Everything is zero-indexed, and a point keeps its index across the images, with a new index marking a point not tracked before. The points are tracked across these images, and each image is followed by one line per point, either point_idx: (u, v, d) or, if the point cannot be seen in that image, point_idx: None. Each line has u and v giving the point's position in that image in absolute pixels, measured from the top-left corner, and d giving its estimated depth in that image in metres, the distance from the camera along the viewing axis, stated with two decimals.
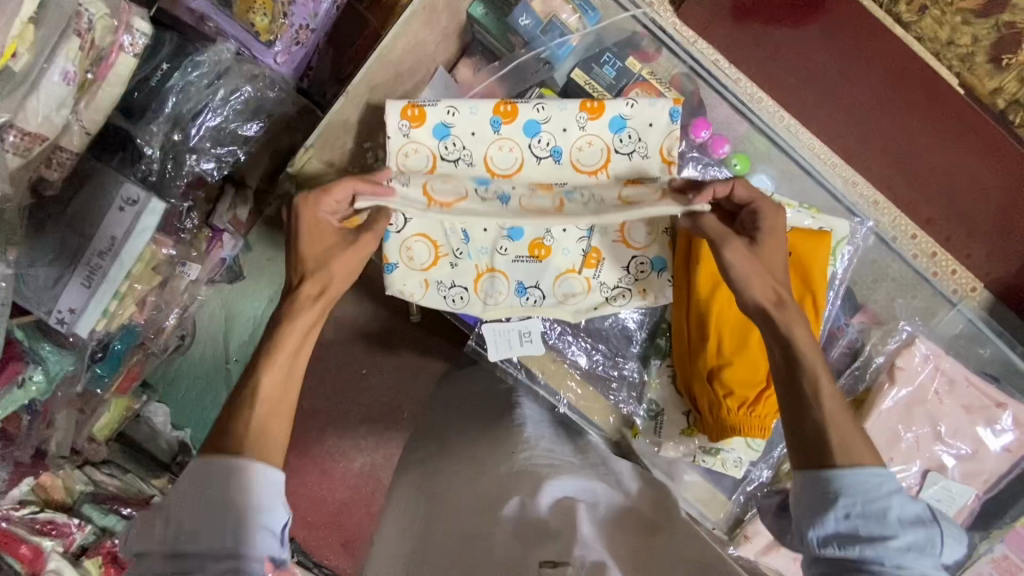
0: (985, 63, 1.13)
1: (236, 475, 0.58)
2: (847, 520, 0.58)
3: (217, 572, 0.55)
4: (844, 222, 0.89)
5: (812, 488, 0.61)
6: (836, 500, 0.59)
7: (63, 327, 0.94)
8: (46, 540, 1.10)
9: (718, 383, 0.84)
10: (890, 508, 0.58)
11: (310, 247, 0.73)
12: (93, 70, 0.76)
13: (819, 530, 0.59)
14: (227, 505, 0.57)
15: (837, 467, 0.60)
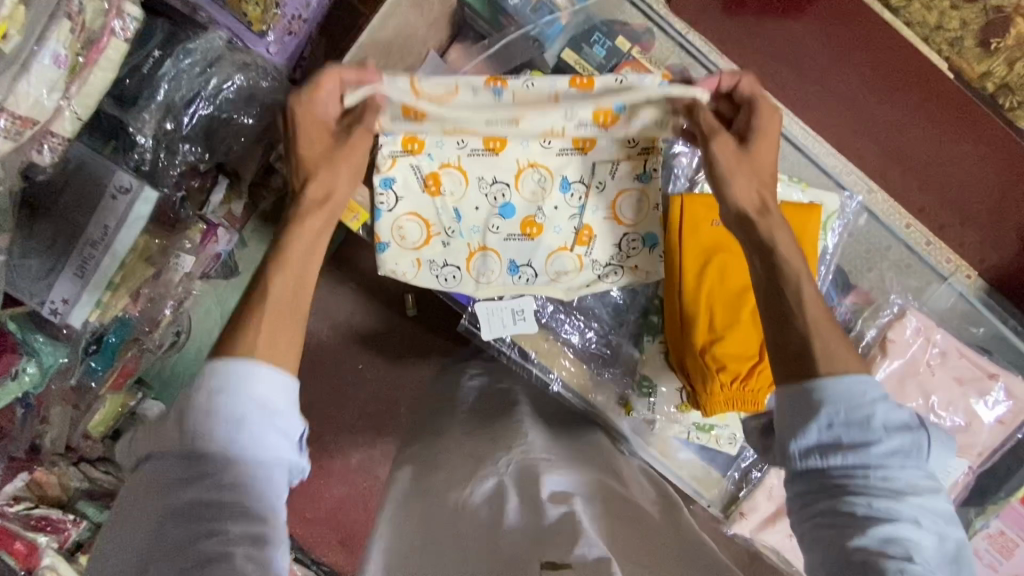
0: (974, 47, 1.13)
1: (245, 379, 0.57)
2: (830, 430, 0.58)
3: (240, 477, 0.55)
4: (834, 196, 0.90)
5: (797, 400, 0.61)
6: (820, 411, 0.59)
7: (57, 317, 0.94)
8: (41, 536, 1.12)
9: (709, 357, 0.83)
10: (874, 415, 0.58)
11: (309, 148, 0.71)
12: (84, 54, 0.76)
13: (802, 443, 0.59)
14: (240, 410, 0.56)
15: (820, 378, 0.60)
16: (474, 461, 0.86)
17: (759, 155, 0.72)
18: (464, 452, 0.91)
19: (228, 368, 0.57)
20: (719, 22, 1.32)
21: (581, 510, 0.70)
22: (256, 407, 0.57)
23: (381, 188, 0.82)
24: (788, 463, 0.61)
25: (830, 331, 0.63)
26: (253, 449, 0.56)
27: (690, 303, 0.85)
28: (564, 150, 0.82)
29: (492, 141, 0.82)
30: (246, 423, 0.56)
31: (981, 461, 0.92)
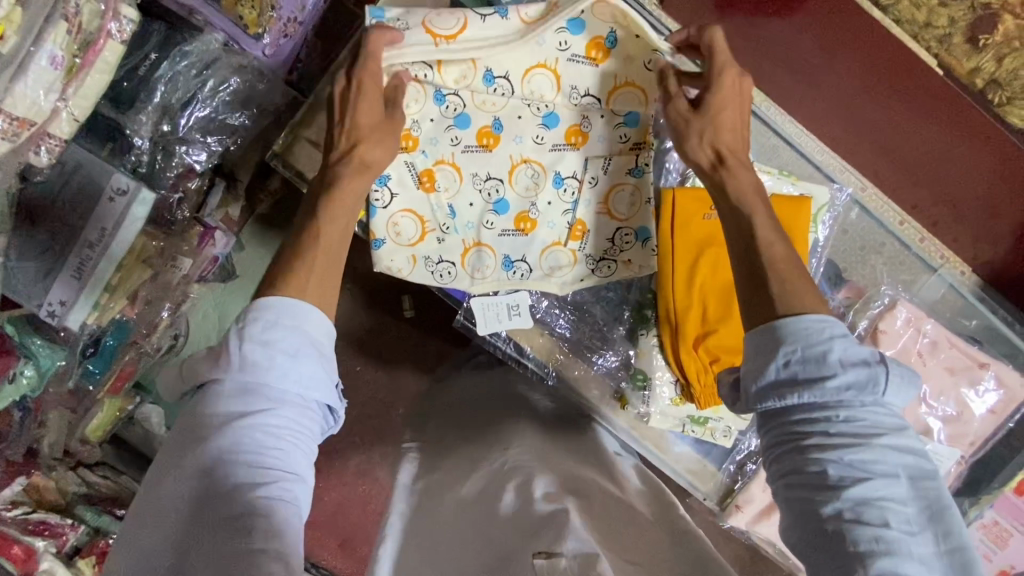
0: (962, 43, 1.22)
1: (300, 320, 0.63)
2: (787, 367, 0.58)
3: (290, 413, 0.61)
4: (824, 189, 0.91)
5: (759, 343, 0.61)
6: (779, 348, 0.59)
7: (54, 319, 0.95)
8: (39, 540, 1.07)
9: (702, 350, 0.85)
10: (831, 351, 0.58)
11: (362, 116, 0.75)
12: (81, 55, 0.76)
13: (762, 384, 0.60)
14: (294, 349, 0.62)
15: (781, 318, 0.60)
16: (474, 462, 0.88)
17: (723, 115, 0.72)
18: (461, 457, 0.91)
19: (286, 308, 0.63)
20: (713, 22, 1.30)
21: (575, 506, 0.71)
22: (310, 347, 0.63)
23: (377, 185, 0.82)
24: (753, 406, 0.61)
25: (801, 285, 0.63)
26: (301, 385, 0.62)
27: (683, 299, 0.85)
28: (557, 145, 0.84)
29: (485, 137, 0.83)
30: (301, 361, 0.62)
31: (974, 450, 0.92)
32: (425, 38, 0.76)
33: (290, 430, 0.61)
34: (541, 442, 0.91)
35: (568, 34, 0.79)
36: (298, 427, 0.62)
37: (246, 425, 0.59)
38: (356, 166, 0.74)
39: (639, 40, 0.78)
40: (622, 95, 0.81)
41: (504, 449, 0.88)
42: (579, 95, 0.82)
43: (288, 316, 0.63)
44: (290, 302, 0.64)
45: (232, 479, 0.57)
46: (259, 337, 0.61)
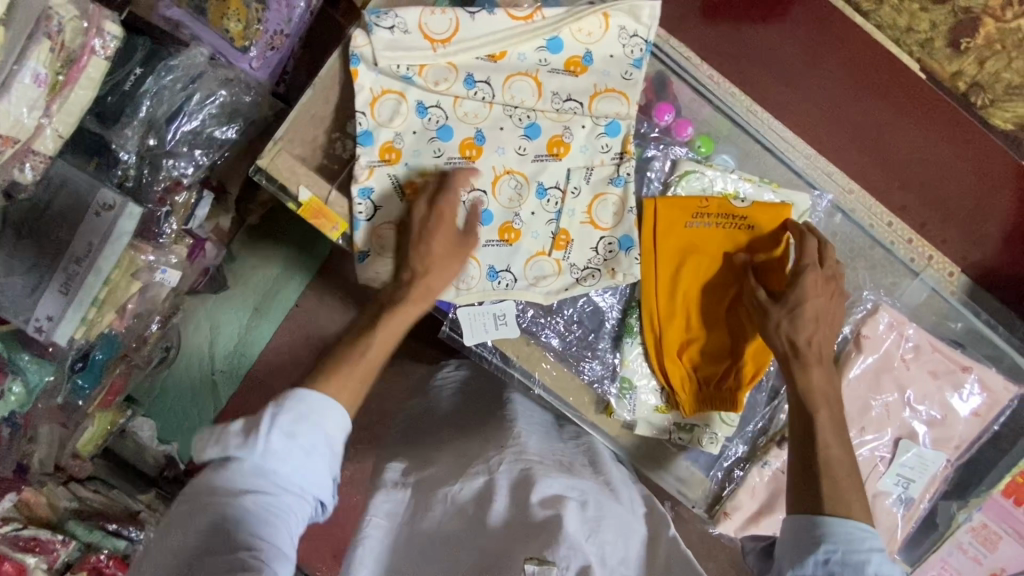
0: (944, 48, 1.18)
1: (320, 417, 0.65)
2: (825, 565, 0.64)
3: (285, 506, 0.63)
4: (805, 196, 0.91)
5: (801, 531, 0.67)
6: (820, 544, 0.65)
7: (41, 335, 0.95)
8: (30, 557, 1.08)
9: (690, 355, 0.89)
10: (868, 561, 0.64)
11: (438, 245, 0.78)
12: (65, 72, 0.77)
13: (799, 572, 0.65)
14: (308, 445, 0.64)
15: (826, 516, 0.67)
16: (467, 461, 0.86)
17: (805, 312, 0.78)
18: (452, 454, 0.90)
19: (312, 402, 0.66)
20: (699, 30, 1.32)
21: (574, 511, 0.73)
22: (324, 446, 0.65)
23: (359, 199, 0.81)
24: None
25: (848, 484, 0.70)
26: (306, 479, 0.64)
27: (668, 309, 0.88)
28: (540, 155, 0.84)
29: (468, 150, 0.83)
30: (314, 458, 0.64)
31: (960, 454, 0.92)
32: (423, 44, 0.80)
33: (280, 519, 0.62)
34: (540, 446, 0.90)
35: (547, 53, 0.83)
36: (288, 519, 0.63)
37: (243, 504, 0.60)
38: (418, 292, 0.77)
39: (614, 57, 0.84)
40: (604, 103, 0.83)
41: (500, 448, 0.87)
42: (560, 104, 0.83)
43: (310, 411, 0.65)
44: (319, 396, 0.66)
45: (218, 554, 0.58)
46: (284, 426, 0.63)
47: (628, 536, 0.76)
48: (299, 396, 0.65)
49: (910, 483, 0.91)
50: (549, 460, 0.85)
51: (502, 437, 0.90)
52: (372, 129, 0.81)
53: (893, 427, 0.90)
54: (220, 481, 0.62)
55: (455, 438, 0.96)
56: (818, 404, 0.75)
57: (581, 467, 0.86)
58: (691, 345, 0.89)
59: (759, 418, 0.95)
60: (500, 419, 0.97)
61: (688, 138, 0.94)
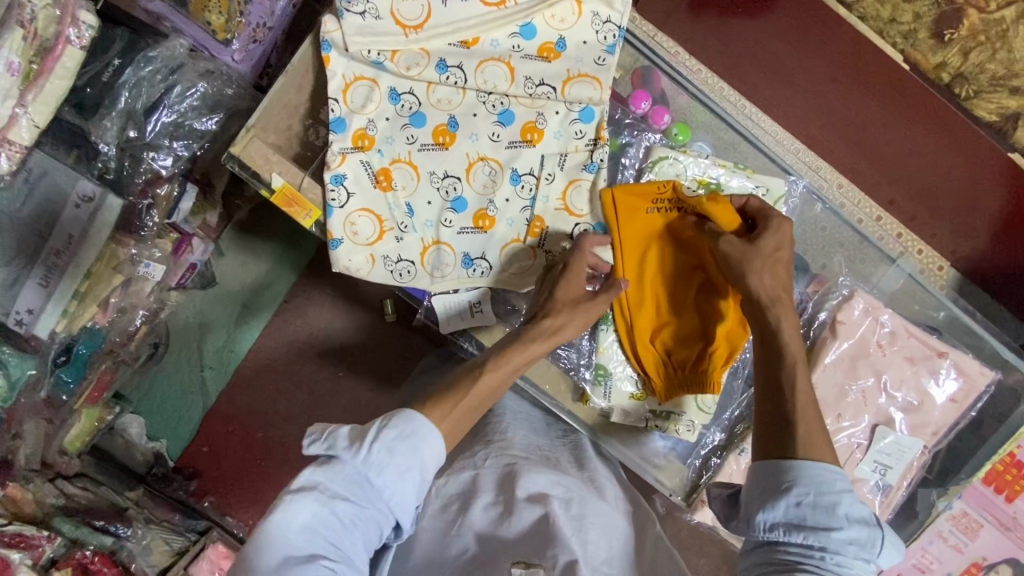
0: (928, 38, 1.18)
1: (419, 443, 0.61)
2: (797, 508, 0.61)
3: (370, 523, 0.60)
4: (780, 181, 0.90)
5: (772, 474, 0.64)
6: (791, 488, 0.62)
7: (22, 328, 0.95)
8: (15, 552, 1.04)
9: (661, 340, 0.88)
10: (840, 503, 0.61)
11: (564, 292, 0.78)
12: (38, 61, 0.77)
13: (769, 516, 0.62)
14: (400, 467, 0.60)
15: (797, 459, 0.63)
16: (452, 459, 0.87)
17: (778, 254, 0.75)
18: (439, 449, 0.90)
19: (411, 426, 0.61)
20: (685, 25, 1.31)
21: (562, 515, 0.73)
22: (416, 473, 0.61)
23: (331, 185, 0.81)
24: (753, 533, 0.63)
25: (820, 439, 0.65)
26: (393, 500, 0.60)
27: (636, 297, 0.87)
28: (513, 142, 0.83)
29: (441, 136, 0.83)
30: (405, 482, 0.60)
31: (938, 440, 0.92)
32: (395, 30, 0.81)
33: (361, 533, 0.59)
34: (526, 440, 0.90)
35: (520, 39, 0.82)
36: (369, 534, 0.60)
37: (330, 511, 0.58)
38: (542, 333, 0.75)
39: (587, 43, 0.83)
40: (577, 88, 0.83)
41: (486, 444, 0.86)
42: (532, 90, 0.82)
43: (408, 433, 0.61)
44: (420, 419, 0.63)
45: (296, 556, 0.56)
46: (384, 442, 0.60)
47: (609, 529, 0.76)
48: (403, 414, 0.62)
49: (887, 470, 0.90)
50: (536, 456, 0.85)
51: (490, 431, 0.90)
52: (344, 115, 0.81)
53: (870, 413, 0.89)
54: (314, 476, 0.59)
55: None
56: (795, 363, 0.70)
57: (568, 466, 0.86)
58: (662, 329, 0.88)
59: (735, 406, 0.95)
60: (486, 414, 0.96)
61: (666, 125, 0.96)
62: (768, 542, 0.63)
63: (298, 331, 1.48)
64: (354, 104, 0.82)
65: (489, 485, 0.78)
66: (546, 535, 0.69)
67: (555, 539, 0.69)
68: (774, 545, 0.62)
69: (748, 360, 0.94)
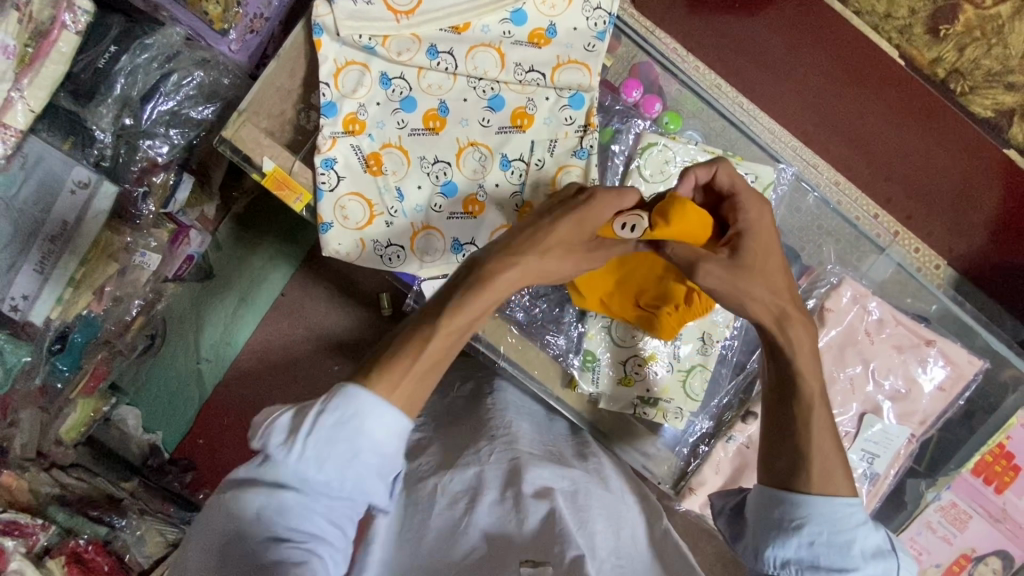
0: (924, 33, 1.24)
1: (365, 421, 0.57)
2: (810, 547, 0.62)
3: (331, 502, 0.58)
4: (770, 167, 0.90)
5: (782, 510, 0.64)
6: (802, 527, 0.63)
7: (18, 313, 0.99)
8: (9, 540, 1.06)
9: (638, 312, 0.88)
10: (854, 540, 0.62)
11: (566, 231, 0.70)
12: (35, 46, 0.79)
13: (779, 552, 0.63)
14: (346, 452, 0.56)
15: (805, 494, 0.64)
16: (453, 452, 0.83)
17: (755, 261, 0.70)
18: (438, 443, 0.88)
19: (352, 408, 0.56)
20: (683, 20, 1.32)
21: (565, 507, 0.73)
22: (371, 451, 0.57)
23: (322, 168, 0.81)
24: (763, 566, 0.65)
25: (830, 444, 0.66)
26: (350, 481, 0.57)
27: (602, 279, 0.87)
28: (503, 128, 0.83)
29: (431, 121, 0.83)
30: (355, 461, 0.57)
31: (926, 430, 0.91)
32: (386, 16, 0.81)
33: (320, 515, 0.58)
34: (529, 437, 0.88)
35: (511, 25, 0.83)
36: (333, 514, 0.58)
37: (280, 503, 0.56)
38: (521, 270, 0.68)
39: (578, 29, 0.84)
40: (567, 73, 0.83)
41: (491, 439, 0.84)
42: (522, 76, 0.83)
43: (352, 415, 0.57)
44: (364, 397, 0.57)
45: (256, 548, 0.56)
46: (326, 430, 0.56)
47: (616, 519, 0.76)
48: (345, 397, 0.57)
49: (875, 458, 0.90)
50: (544, 454, 0.84)
51: (491, 425, 0.88)
52: (335, 100, 0.82)
53: (858, 401, 0.89)
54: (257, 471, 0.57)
55: (426, 417, 0.96)
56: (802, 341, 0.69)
57: (571, 457, 0.86)
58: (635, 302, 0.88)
59: (723, 394, 0.96)
60: (484, 407, 0.94)
61: (656, 114, 0.97)
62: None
63: (295, 325, 1.49)
64: (346, 90, 0.82)
65: (495, 487, 0.76)
66: (554, 532, 0.69)
67: (562, 534, 0.68)
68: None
69: (736, 348, 0.96)
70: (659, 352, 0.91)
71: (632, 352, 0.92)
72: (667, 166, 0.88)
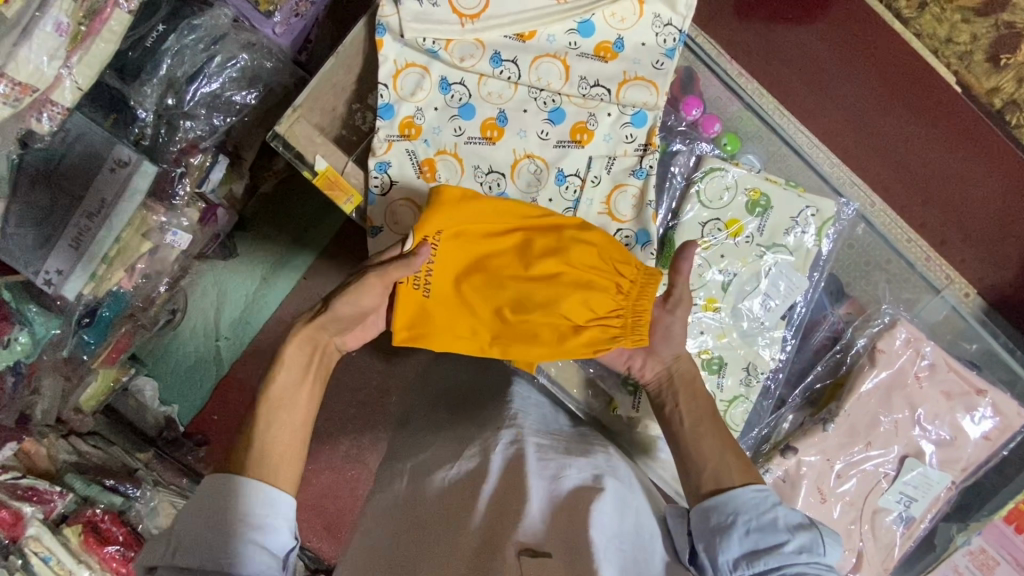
0: (983, 62, 1.18)
1: (238, 499, 0.63)
2: (748, 536, 0.69)
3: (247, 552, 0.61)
4: (832, 202, 0.89)
5: (713, 514, 0.71)
6: (737, 521, 0.70)
7: (51, 288, 0.94)
8: (27, 505, 1.07)
9: (592, 337, 0.75)
10: (777, 518, 0.70)
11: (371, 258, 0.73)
12: (86, 23, 0.76)
13: (727, 554, 0.69)
14: (218, 530, 0.62)
15: (730, 488, 0.72)
16: (460, 443, 0.82)
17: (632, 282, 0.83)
18: (449, 438, 0.85)
19: (219, 489, 0.64)
20: (731, 28, 1.28)
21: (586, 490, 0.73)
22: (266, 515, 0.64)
23: (376, 172, 0.80)
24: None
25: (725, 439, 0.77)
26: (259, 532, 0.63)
27: (503, 337, 0.77)
28: (562, 141, 0.82)
29: (489, 130, 0.81)
30: (234, 535, 0.61)
31: (966, 477, 0.90)
32: (451, 19, 0.79)
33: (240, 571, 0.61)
34: (546, 428, 0.85)
35: (578, 36, 0.81)
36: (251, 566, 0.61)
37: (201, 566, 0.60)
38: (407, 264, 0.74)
39: (646, 45, 0.82)
40: (633, 89, 0.81)
41: (497, 429, 0.80)
42: (586, 90, 0.81)
43: (220, 496, 0.63)
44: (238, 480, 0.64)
45: None
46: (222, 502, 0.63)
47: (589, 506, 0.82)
48: (232, 482, 0.64)
49: (912, 501, 0.89)
50: (558, 442, 0.81)
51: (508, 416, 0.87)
52: (393, 102, 0.81)
53: (900, 444, 0.88)
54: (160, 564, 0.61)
55: (447, 412, 0.96)
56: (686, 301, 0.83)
57: None
58: (572, 328, 0.75)
59: (763, 425, 0.92)
60: (500, 399, 0.90)
61: (714, 133, 0.94)
62: None
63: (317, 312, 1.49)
64: (404, 94, 0.81)
65: (496, 469, 0.74)
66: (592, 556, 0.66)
67: None
68: None
69: (780, 380, 0.92)
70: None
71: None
72: (727, 193, 0.87)
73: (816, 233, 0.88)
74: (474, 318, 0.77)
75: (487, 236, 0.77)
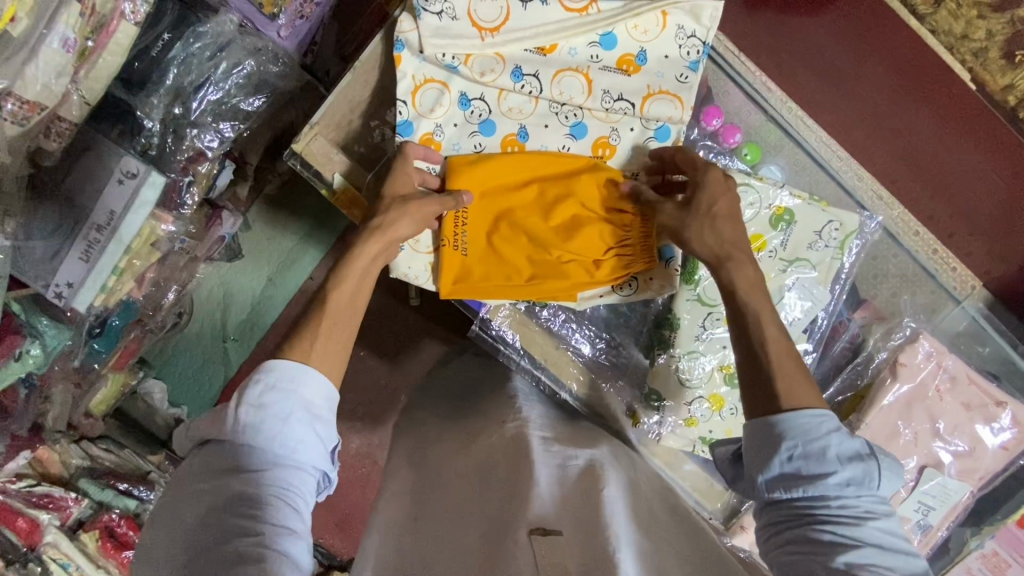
0: (998, 58, 1.17)
1: (303, 388, 0.63)
2: (791, 462, 0.61)
3: (298, 442, 0.61)
4: (855, 215, 0.88)
5: (759, 434, 0.63)
6: (780, 443, 0.62)
7: (61, 301, 0.91)
8: (44, 514, 1.09)
9: (614, 263, 0.81)
10: (828, 446, 0.60)
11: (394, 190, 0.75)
12: (93, 37, 0.74)
13: (767, 475, 0.62)
14: (285, 413, 0.61)
15: (781, 412, 0.63)
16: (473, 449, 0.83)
17: (699, 197, 0.72)
18: (456, 435, 0.86)
19: (292, 375, 0.63)
20: (741, 21, 1.25)
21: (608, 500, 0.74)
22: (314, 410, 0.63)
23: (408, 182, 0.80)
24: (757, 495, 0.63)
25: (798, 372, 0.66)
26: (308, 424, 0.63)
27: (538, 277, 0.81)
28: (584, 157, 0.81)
29: (510, 146, 0.81)
30: (288, 420, 0.61)
31: (982, 484, 0.92)
32: (470, 32, 0.78)
33: (291, 455, 0.61)
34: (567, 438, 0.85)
35: (600, 48, 0.80)
36: (298, 458, 0.62)
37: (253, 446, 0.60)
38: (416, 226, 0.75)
39: (670, 57, 0.81)
40: (657, 103, 0.80)
41: (502, 425, 0.82)
42: (609, 104, 0.80)
43: (287, 381, 0.63)
44: (294, 367, 0.64)
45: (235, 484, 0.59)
46: (274, 388, 0.62)
47: None
48: (290, 369, 0.63)
49: (930, 510, 0.91)
50: (563, 432, 0.83)
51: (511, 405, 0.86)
52: (412, 119, 0.80)
53: (920, 455, 0.89)
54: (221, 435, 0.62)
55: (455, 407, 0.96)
56: (714, 200, 0.72)
57: None
58: (596, 258, 0.81)
59: None
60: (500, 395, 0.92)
61: (735, 144, 0.93)
62: (772, 501, 0.63)
63: None
64: (423, 109, 0.80)
65: None
66: None
67: None
68: (779, 502, 0.62)
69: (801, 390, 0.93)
70: (724, 396, 0.89)
71: (696, 393, 0.89)
72: (754, 209, 0.86)
73: (839, 246, 0.88)
74: (509, 264, 0.81)
75: (506, 191, 0.80)
